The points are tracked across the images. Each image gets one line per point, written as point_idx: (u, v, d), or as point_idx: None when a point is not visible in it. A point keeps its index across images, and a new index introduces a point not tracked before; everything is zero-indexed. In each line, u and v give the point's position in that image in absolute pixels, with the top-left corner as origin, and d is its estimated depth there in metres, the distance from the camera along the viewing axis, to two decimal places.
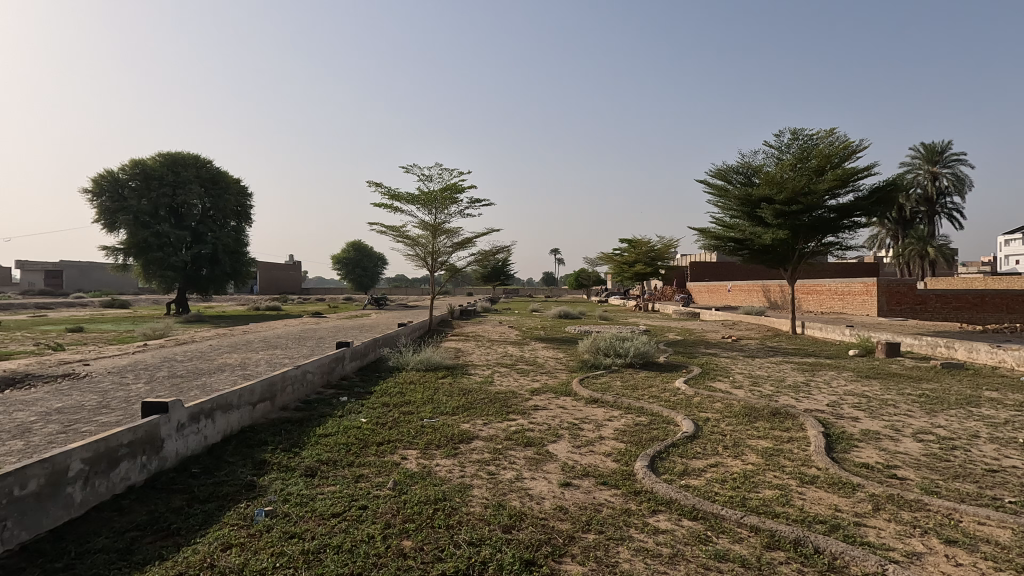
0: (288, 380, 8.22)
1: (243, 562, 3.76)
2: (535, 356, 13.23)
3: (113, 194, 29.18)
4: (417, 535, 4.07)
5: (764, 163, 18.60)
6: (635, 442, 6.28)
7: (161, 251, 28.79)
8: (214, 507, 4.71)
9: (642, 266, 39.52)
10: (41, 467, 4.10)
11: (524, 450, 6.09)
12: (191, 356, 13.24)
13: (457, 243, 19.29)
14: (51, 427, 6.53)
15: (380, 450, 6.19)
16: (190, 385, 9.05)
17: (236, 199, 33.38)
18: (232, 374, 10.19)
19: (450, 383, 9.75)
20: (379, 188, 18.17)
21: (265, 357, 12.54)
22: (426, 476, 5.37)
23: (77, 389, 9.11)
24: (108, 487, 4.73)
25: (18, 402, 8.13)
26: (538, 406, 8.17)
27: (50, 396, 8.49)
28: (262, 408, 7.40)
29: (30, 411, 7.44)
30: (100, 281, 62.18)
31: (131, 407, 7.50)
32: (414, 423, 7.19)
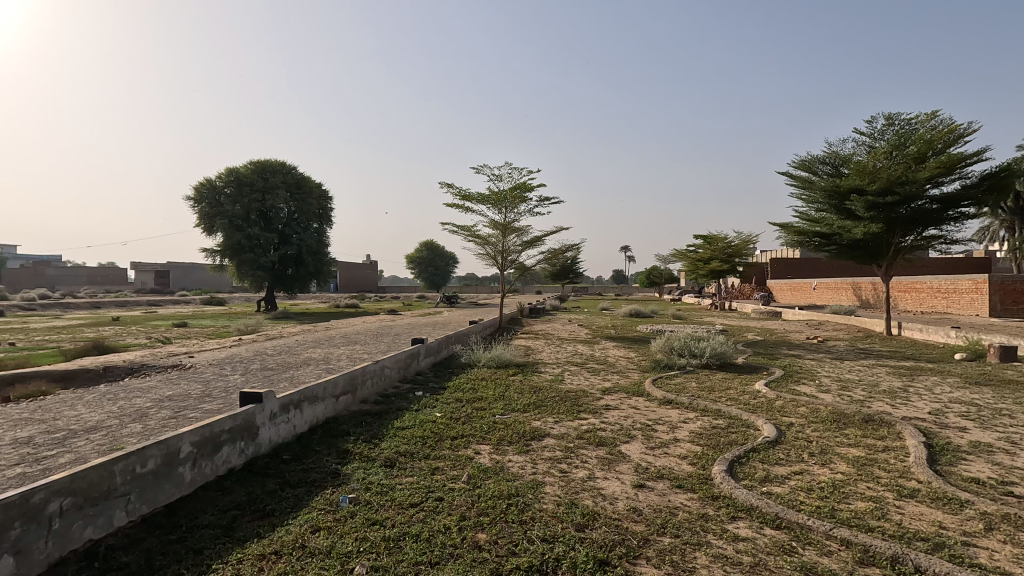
0: (367, 374, 8.62)
1: (330, 544, 4.01)
2: (606, 355, 13.09)
3: (211, 200, 31.80)
4: (492, 528, 4.16)
5: (854, 152, 17.36)
6: (713, 445, 6.07)
7: (252, 252, 30.96)
8: (303, 492, 5.04)
9: (719, 263, 37.90)
10: (158, 449, 4.56)
11: (596, 450, 6.06)
12: (280, 350, 14.19)
13: (526, 241, 19.39)
14: (164, 412, 7.25)
15: (454, 443, 6.37)
16: (281, 378, 9.73)
17: (318, 202, 35.33)
18: (316, 368, 10.82)
19: (520, 380, 9.84)
20: (451, 189, 18.65)
21: (345, 352, 13.18)
22: (498, 471, 5.47)
23: (184, 379, 10.04)
24: (213, 469, 5.19)
25: (135, 389, 9.05)
26: (610, 405, 8.09)
27: (163, 385, 9.41)
28: (344, 400, 7.82)
29: (147, 398, 8.30)
30: (201, 281, 67.96)
31: (230, 396, 8.17)
32: (487, 419, 7.34)
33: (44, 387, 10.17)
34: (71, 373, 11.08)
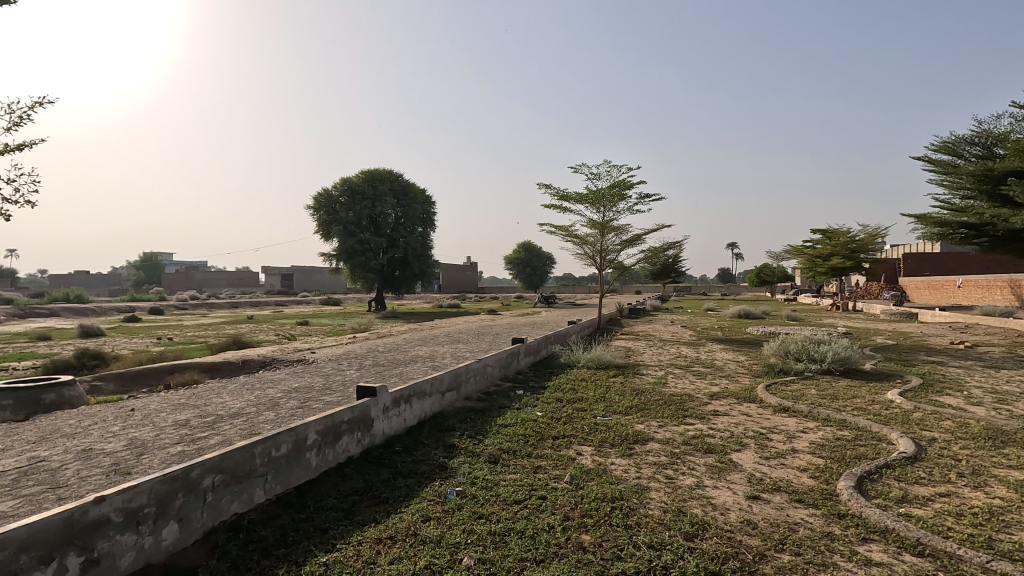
0: (471, 372, 8.91)
1: (440, 534, 4.19)
2: (713, 358, 12.46)
3: (328, 209, 34.55)
4: (596, 531, 4.13)
5: (1012, 130, 15.07)
6: (838, 458, 5.57)
7: (364, 256, 33.16)
8: (414, 482, 5.32)
9: (840, 259, 34.60)
10: (289, 435, 5.04)
11: (704, 457, 5.79)
12: (390, 348, 15.09)
13: (626, 240, 18.97)
14: (292, 402, 8.01)
15: (556, 443, 6.40)
16: (391, 374, 10.35)
17: (422, 207, 37.07)
18: (423, 365, 11.37)
19: (622, 382, 9.66)
20: (549, 189, 18.71)
21: (449, 351, 13.72)
22: (601, 473, 5.41)
23: (308, 372, 11.00)
24: (335, 456, 5.63)
25: (268, 381, 10.07)
26: (719, 411, 7.69)
27: (291, 378, 10.39)
28: (450, 397, 8.14)
29: (278, 389, 9.21)
30: (320, 283, 74.08)
31: (348, 390, 8.84)
32: (588, 420, 7.28)
33: (196, 376, 11.62)
34: (217, 365, 12.58)
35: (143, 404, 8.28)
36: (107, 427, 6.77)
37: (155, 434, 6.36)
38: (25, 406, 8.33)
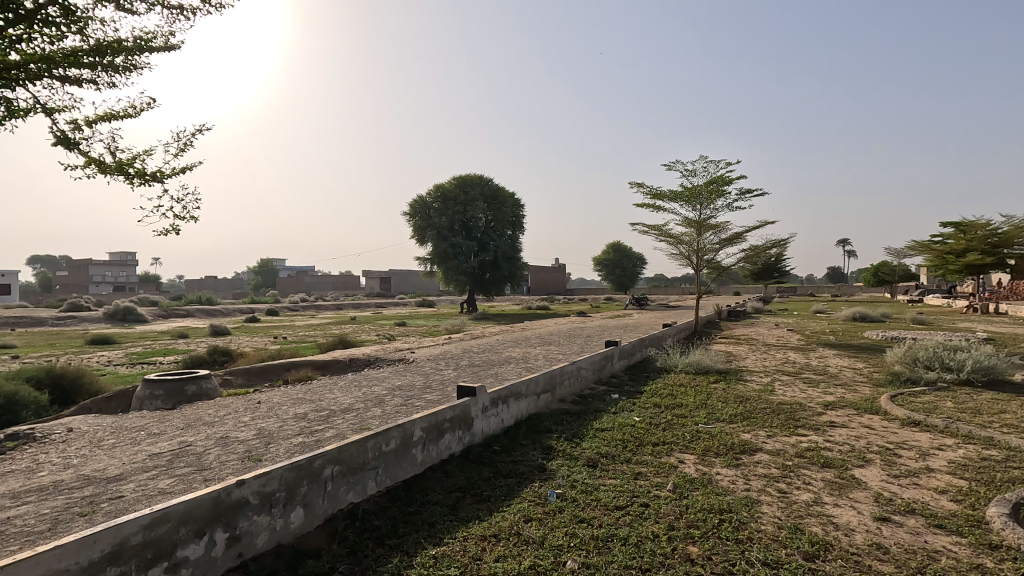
0: (565, 375, 8.91)
1: (543, 535, 4.23)
2: (826, 365, 11.52)
3: (423, 215, 36.08)
4: (704, 543, 3.97)
5: None
6: (985, 481, 4.94)
7: (456, 259, 34.22)
8: (514, 483, 5.41)
9: (978, 255, 30.63)
10: (397, 431, 5.32)
11: (822, 472, 5.38)
12: (484, 349, 15.46)
13: (725, 239, 18.06)
14: (396, 400, 8.45)
15: (656, 450, 6.23)
16: (487, 374, 10.60)
17: (512, 210, 37.59)
18: (517, 366, 11.53)
19: (723, 388, 9.22)
20: (642, 188, 18.26)
21: (541, 353, 13.80)
22: (706, 483, 5.19)
23: (410, 371, 11.56)
24: (438, 453, 5.87)
25: (373, 379, 10.70)
26: (836, 422, 7.11)
27: (394, 376, 10.97)
28: (545, 399, 8.19)
29: (382, 386, 9.76)
30: (415, 285, 77.47)
31: (446, 389, 9.18)
32: (689, 427, 7.03)
33: (310, 373, 12.61)
34: (328, 362, 13.56)
35: (267, 397, 9.12)
36: (239, 417, 7.52)
37: (279, 425, 6.98)
38: (172, 396, 9.45)
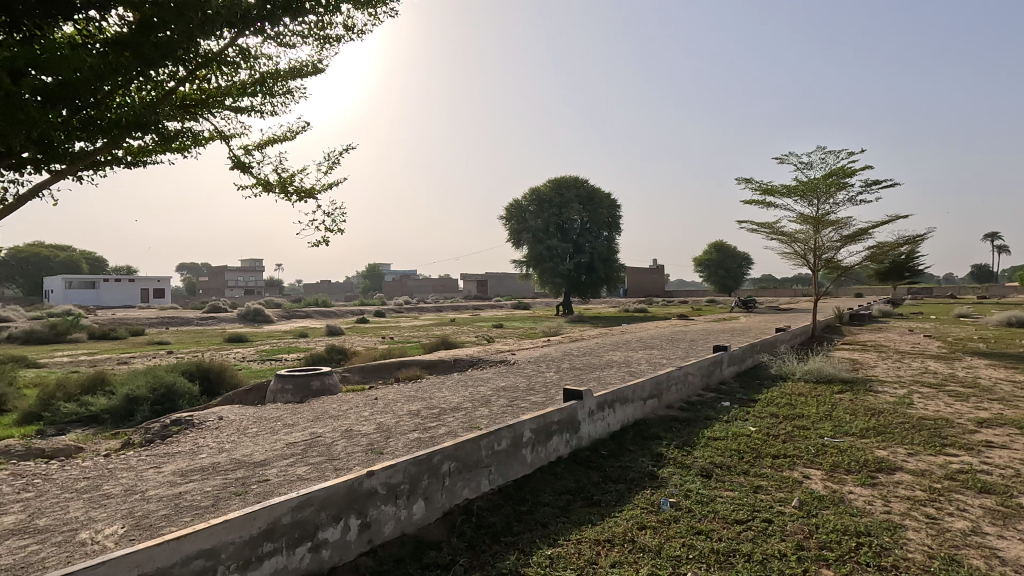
0: (672, 380, 8.62)
1: (659, 544, 4.14)
2: (976, 377, 10.17)
3: (519, 218, 36.62)
4: (840, 568, 3.67)
5: None
6: None
7: (552, 261, 34.30)
8: (625, 489, 5.33)
9: None
10: (508, 432, 5.45)
11: (979, 498, 4.77)
12: (584, 352, 15.38)
13: (847, 235, 16.55)
14: (502, 401, 8.65)
15: (776, 463, 5.85)
16: (589, 378, 10.53)
17: (609, 211, 37.01)
18: (619, 370, 11.36)
19: (851, 399, 8.46)
20: (750, 184, 17.24)
21: (643, 357, 13.46)
22: (839, 503, 4.78)
23: (512, 373, 11.78)
24: (547, 455, 5.93)
25: (478, 379, 11.04)
26: (993, 442, 6.26)
27: (498, 377, 11.24)
28: (651, 404, 7.98)
29: (487, 387, 10.05)
30: (511, 288, 78.77)
31: (550, 392, 9.25)
32: (813, 440, 6.52)
33: (419, 372, 13.27)
34: (434, 362, 14.18)
35: (383, 394, 9.74)
36: (360, 412, 8.10)
37: (396, 421, 7.43)
38: (300, 390, 10.37)
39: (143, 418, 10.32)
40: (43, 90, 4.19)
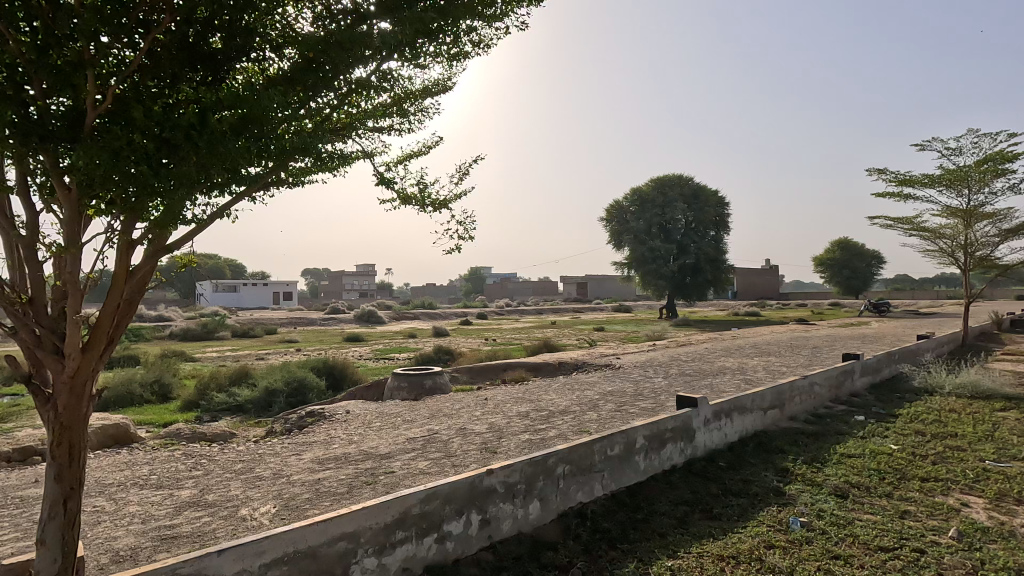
0: (796, 390, 8.01)
1: (790, 566, 3.89)
2: None
3: (620, 220, 35.95)
4: None
5: None
6: None
7: (655, 263, 33.22)
8: (748, 503, 5.06)
9: None
10: (621, 437, 5.38)
11: None
12: (693, 357, 14.75)
13: (1007, 229, 14.40)
14: (611, 405, 8.56)
15: (926, 487, 5.24)
16: (702, 385, 10.09)
17: (716, 209, 35.14)
18: (734, 377, 10.76)
19: (1018, 419, 7.35)
20: (884, 175, 15.56)
21: (760, 364, 12.63)
22: (1010, 538, 4.19)
23: (619, 378, 11.60)
24: (660, 463, 5.76)
25: (584, 383, 10.99)
26: None
27: (604, 381, 11.12)
28: (773, 415, 7.47)
29: (594, 391, 9.99)
30: (612, 290, 77.49)
31: (660, 398, 9.00)
32: (971, 464, 5.77)
33: (524, 374, 13.48)
34: (539, 365, 14.33)
35: (492, 395, 10.02)
36: (471, 412, 8.41)
37: (507, 421, 7.63)
38: (414, 388, 10.97)
39: (280, 409, 11.46)
40: (225, 133, 2.04)
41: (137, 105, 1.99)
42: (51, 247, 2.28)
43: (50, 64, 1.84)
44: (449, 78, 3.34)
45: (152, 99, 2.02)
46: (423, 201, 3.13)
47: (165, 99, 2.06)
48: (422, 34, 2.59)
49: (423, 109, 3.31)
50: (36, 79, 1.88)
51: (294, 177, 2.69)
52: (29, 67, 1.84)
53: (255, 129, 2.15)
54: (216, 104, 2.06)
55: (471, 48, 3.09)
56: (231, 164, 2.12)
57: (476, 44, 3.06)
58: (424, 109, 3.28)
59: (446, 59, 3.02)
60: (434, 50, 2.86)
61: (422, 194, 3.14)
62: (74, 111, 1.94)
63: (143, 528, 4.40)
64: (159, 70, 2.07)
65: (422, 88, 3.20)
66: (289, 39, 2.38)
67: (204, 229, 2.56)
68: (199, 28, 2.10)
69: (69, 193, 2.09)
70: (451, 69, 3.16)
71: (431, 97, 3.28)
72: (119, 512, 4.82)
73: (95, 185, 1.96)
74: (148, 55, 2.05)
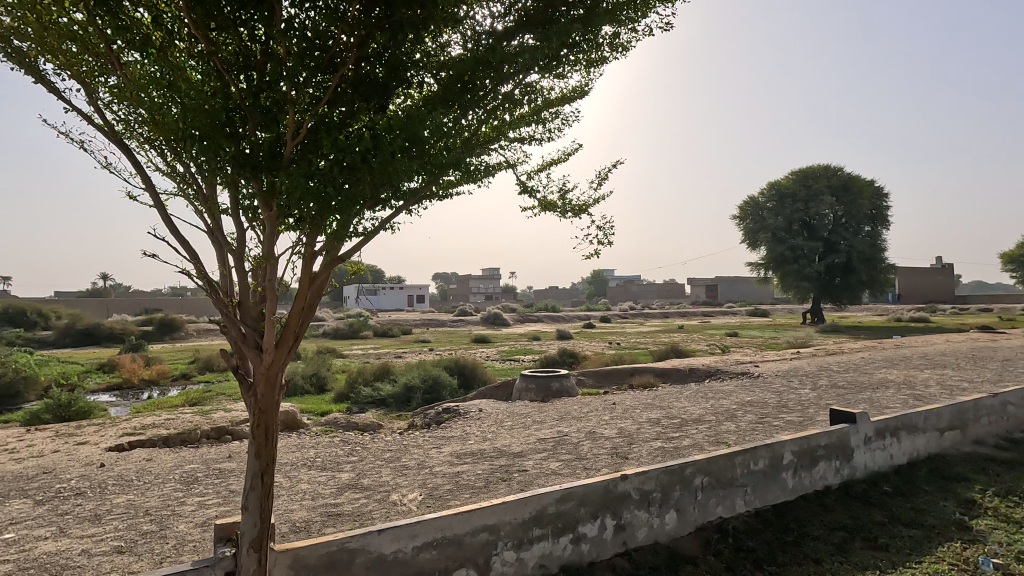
0: (982, 410, 6.86)
1: None
2: None
3: (755, 217, 33.36)
4: None
5: None
6: None
7: (797, 263, 30.33)
8: (924, 535, 4.58)
9: None
10: (766, 451, 5.01)
11: None
12: (846, 367, 13.26)
13: None
14: (750, 416, 8.02)
15: None
16: (858, 398, 9.06)
17: (872, 201, 31.24)
18: (898, 392, 9.50)
19: None
20: None
21: (933, 377, 10.99)
22: None
23: (758, 387, 10.80)
24: (811, 482, 5.27)
25: (719, 392, 10.39)
26: None
27: (741, 390, 10.43)
28: (952, 437, 6.47)
29: (731, 400, 9.42)
30: (746, 293, 72.19)
31: (808, 411, 8.24)
32: None
33: (652, 380, 13.08)
34: (667, 371, 13.82)
35: (620, 400, 9.87)
36: (600, 416, 8.37)
37: (637, 428, 7.48)
38: (541, 390, 11.17)
39: (418, 404, 12.33)
40: (396, 155, 2.26)
41: (323, 133, 2.28)
42: (254, 258, 2.65)
43: (260, 105, 2.17)
44: (586, 84, 3.37)
45: (334, 128, 2.29)
46: (563, 207, 3.19)
47: (344, 127, 2.33)
48: (563, 44, 2.66)
49: (561, 117, 3.37)
50: (249, 119, 2.21)
51: (445, 190, 2.88)
52: (245, 108, 2.18)
53: (417, 148, 2.34)
54: (387, 131, 2.29)
55: (609, 53, 3.11)
56: (396, 179, 2.34)
57: (615, 48, 3.07)
58: (563, 117, 3.34)
59: (585, 66, 3.07)
60: (574, 58, 2.92)
61: (562, 200, 3.21)
62: (274, 142, 2.25)
63: (313, 503, 5.01)
64: (340, 102, 2.35)
65: (561, 97, 3.27)
66: (444, 61, 2.57)
67: (371, 240, 2.71)
68: (370, 63, 2.36)
69: (270, 214, 2.39)
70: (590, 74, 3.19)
71: (570, 104, 3.33)
72: (293, 487, 5.54)
73: (291, 205, 2.24)
74: (334, 91, 2.34)
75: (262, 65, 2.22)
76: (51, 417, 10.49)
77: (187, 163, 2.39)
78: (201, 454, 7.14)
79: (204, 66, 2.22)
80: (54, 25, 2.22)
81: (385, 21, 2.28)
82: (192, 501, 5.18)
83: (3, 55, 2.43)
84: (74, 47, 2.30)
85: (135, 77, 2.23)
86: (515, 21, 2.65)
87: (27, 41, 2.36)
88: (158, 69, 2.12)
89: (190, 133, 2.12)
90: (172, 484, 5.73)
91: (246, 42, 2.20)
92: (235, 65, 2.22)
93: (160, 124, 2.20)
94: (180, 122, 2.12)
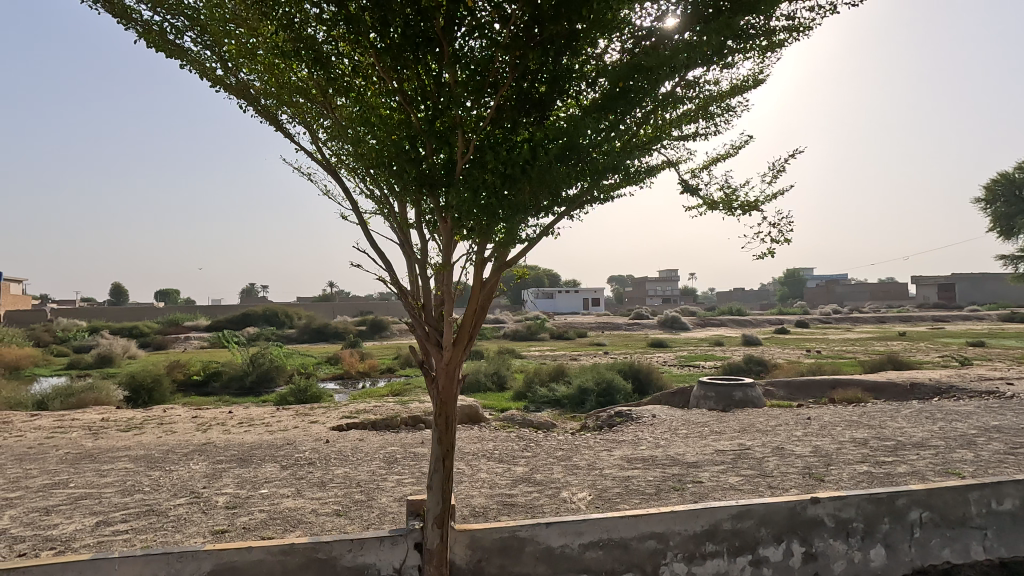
0: None
1: None
2: None
3: (1009, 198, 26.57)
4: None
5: None
6: None
7: None
8: None
9: None
10: (1016, 488, 4.04)
11: None
12: None
13: None
14: (997, 445, 6.51)
15: None
16: None
17: None
18: None
19: None
20: None
21: None
22: None
23: (1010, 410, 8.68)
24: None
25: (953, 412, 8.58)
26: None
27: (985, 412, 8.50)
28: None
29: (969, 424, 7.74)
30: (998, 293, 58.25)
31: None
32: None
33: (860, 394, 11.33)
34: (881, 385, 11.82)
35: (818, 415, 8.77)
36: (791, 431, 7.54)
37: (838, 447, 6.59)
38: (723, 399, 10.41)
39: (592, 407, 12.43)
40: (548, 159, 2.34)
41: (489, 149, 2.46)
42: (434, 265, 2.98)
43: (436, 131, 2.44)
44: (760, 71, 3.13)
45: (497, 145, 2.47)
46: (730, 205, 3.00)
47: (505, 139, 2.49)
48: (728, 37, 2.55)
49: (732, 109, 3.17)
50: (426, 142, 2.50)
51: (606, 194, 2.91)
52: (423, 133, 2.47)
53: (572, 154, 2.40)
54: (540, 144, 2.42)
55: (786, 34, 2.86)
56: (555, 187, 2.43)
57: (792, 29, 2.81)
58: (733, 109, 3.15)
59: (754, 52, 2.85)
60: (742, 48, 2.75)
61: (729, 197, 3.01)
62: (449, 161, 2.51)
63: (491, 492, 5.40)
64: (503, 118, 2.54)
65: (730, 87, 3.08)
66: (601, 68, 2.62)
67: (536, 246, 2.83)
68: (530, 79, 2.52)
69: (446, 225, 2.68)
70: (764, 60, 2.97)
71: (741, 94, 3.12)
72: (474, 475, 6.03)
73: (460, 218, 2.47)
74: (499, 108, 2.53)
75: (436, 95, 2.48)
76: (294, 399, 12.88)
77: (382, 188, 2.78)
78: (401, 438, 8.14)
79: (392, 101, 2.56)
80: (286, 82, 2.78)
81: (541, 38, 2.42)
82: (392, 478, 5.96)
83: (254, 110, 3.12)
84: (299, 98, 2.86)
85: (343, 117, 2.68)
86: (678, 18, 2.59)
87: (269, 97, 2.98)
88: (359, 109, 2.52)
89: (383, 160, 2.47)
90: (378, 462, 6.66)
91: (424, 76, 2.50)
92: (416, 98, 2.53)
93: (358, 154, 2.60)
94: (375, 151, 2.49)
